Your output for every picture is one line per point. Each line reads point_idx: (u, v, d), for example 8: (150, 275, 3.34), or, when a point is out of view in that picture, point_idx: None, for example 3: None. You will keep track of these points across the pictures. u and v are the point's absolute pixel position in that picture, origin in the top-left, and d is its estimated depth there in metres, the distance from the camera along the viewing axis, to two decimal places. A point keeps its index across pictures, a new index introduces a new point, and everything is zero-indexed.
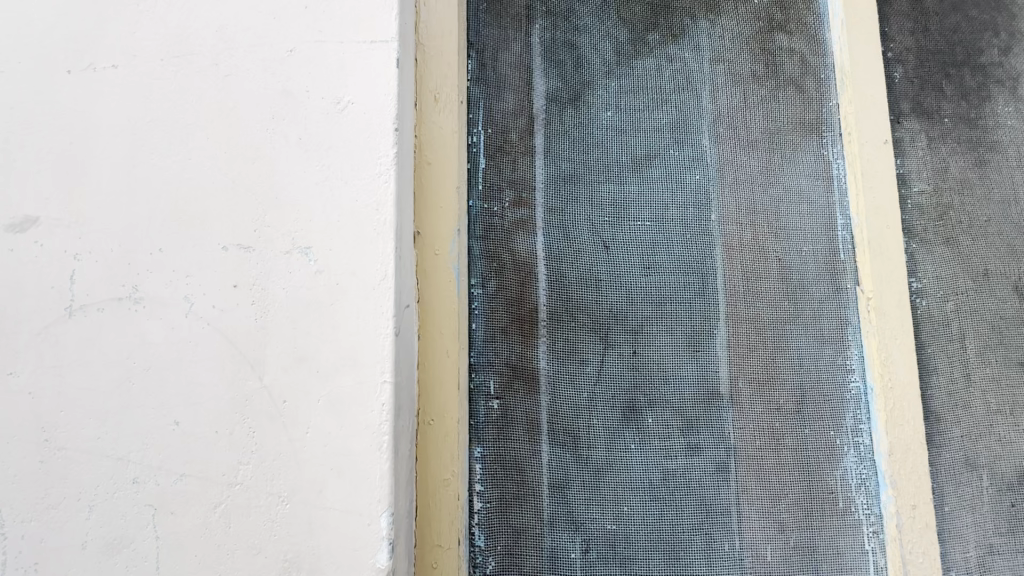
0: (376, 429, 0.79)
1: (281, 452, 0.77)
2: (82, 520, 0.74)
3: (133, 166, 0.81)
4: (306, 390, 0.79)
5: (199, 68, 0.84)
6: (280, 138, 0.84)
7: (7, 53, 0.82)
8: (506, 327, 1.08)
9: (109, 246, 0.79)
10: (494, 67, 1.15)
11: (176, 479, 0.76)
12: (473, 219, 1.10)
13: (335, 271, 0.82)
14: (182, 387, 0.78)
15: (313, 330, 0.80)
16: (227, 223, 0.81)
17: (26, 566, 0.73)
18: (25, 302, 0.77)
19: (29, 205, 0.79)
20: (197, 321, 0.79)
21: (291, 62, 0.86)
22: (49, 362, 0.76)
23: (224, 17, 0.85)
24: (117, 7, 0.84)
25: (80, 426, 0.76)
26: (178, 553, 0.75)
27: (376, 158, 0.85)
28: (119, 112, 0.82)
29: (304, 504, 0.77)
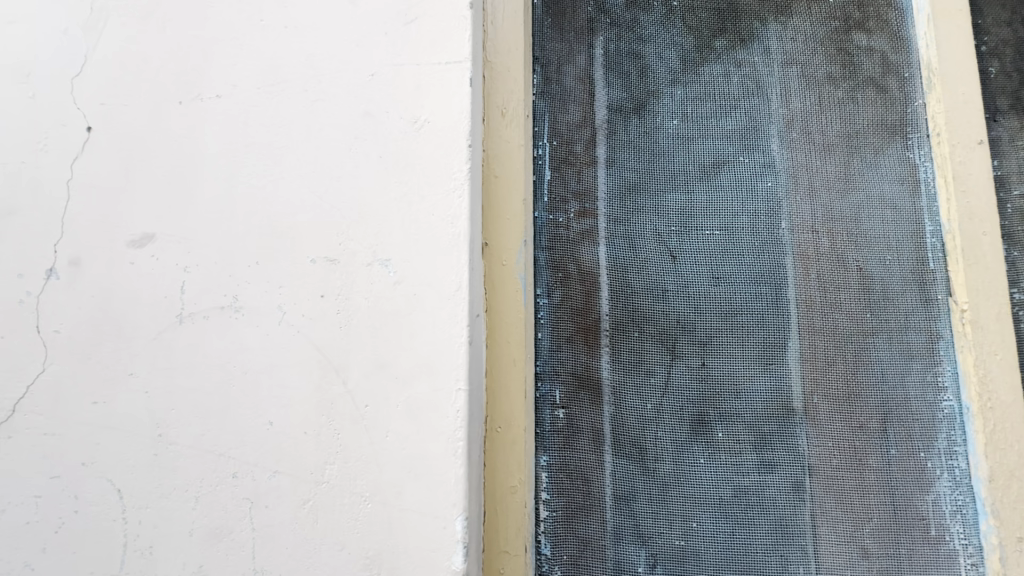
0: (451, 435, 0.82)
1: (363, 453, 0.82)
2: (189, 510, 0.81)
3: (233, 186, 0.89)
4: (386, 395, 0.83)
5: (291, 95, 0.91)
6: (362, 157, 0.89)
7: (126, 86, 0.92)
8: (571, 336, 1.09)
9: (213, 260, 0.87)
10: (559, 79, 1.17)
11: (270, 475, 0.81)
12: (539, 230, 1.11)
13: (413, 282, 0.86)
14: (275, 390, 0.84)
15: (392, 338, 0.85)
16: (315, 237, 0.87)
17: (142, 550, 0.80)
18: (142, 309, 0.86)
19: (146, 223, 0.88)
20: (288, 328, 0.85)
21: (373, 85, 0.91)
22: (162, 364, 0.84)
23: (312, 46, 0.92)
24: (221, 43, 0.93)
25: (187, 424, 0.83)
26: (272, 545, 0.80)
27: (451, 173, 0.89)
28: (222, 137, 0.90)
29: (384, 504, 0.81)
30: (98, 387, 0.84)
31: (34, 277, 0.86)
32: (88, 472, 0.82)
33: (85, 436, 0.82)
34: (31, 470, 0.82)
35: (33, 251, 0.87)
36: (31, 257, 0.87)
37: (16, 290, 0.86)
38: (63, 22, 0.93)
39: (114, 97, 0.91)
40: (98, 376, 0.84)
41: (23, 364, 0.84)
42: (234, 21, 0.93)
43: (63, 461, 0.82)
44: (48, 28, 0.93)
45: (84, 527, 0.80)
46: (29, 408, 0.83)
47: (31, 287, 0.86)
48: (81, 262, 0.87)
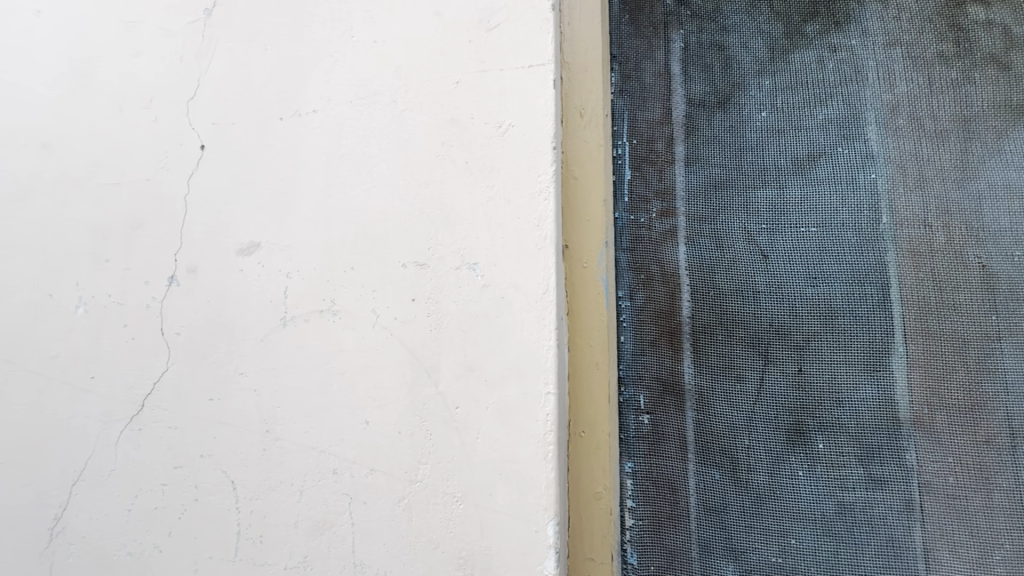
0: (541, 438, 0.82)
1: (455, 454, 0.83)
2: (294, 503, 0.85)
3: (330, 195, 0.93)
4: (476, 397, 0.84)
5: (381, 106, 0.94)
6: (448, 163, 0.91)
7: (234, 105, 0.99)
8: (655, 340, 1.06)
9: (313, 266, 0.91)
10: (638, 77, 1.14)
11: (367, 473, 0.85)
12: (620, 231, 1.09)
13: (500, 285, 0.86)
14: (370, 391, 0.87)
15: (481, 341, 0.86)
16: (405, 243, 0.90)
17: (253, 538, 0.86)
18: (251, 313, 0.92)
19: (253, 232, 0.94)
20: (382, 331, 0.88)
21: (458, 92, 0.93)
22: (268, 364, 0.90)
23: (400, 58, 0.95)
24: (316, 60, 0.98)
25: (292, 421, 0.88)
26: (369, 540, 0.83)
27: (536, 176, 0.89)
28: (320, 149, 0.95)
29: (476, 505, 0.82)
30: (214, 384, 0.90)
31: (159, 284, 0.95)
32: (207, 463, 0.88)
33: (203, 430, 0.89)
34: (159, 460, 0.89)
35: (158, 260, 0.95)
36: (156, 266, 0.95)
37: (145, 295, 0.95)
38: (179, 51, 1.02)
39: (224, 117, 0.99)
40: (213, 374, 0.91)
41: (150, 363, 0.92)
42: (328, 39, 0.98)
43: (185, 452, 0.89)
44: (167, 57, 1.02)
45: (203, 514, 0.87)
46: (156, 403, 0.91)
47: (156, 292, 0.94)
48: (197, 270, 0.94)
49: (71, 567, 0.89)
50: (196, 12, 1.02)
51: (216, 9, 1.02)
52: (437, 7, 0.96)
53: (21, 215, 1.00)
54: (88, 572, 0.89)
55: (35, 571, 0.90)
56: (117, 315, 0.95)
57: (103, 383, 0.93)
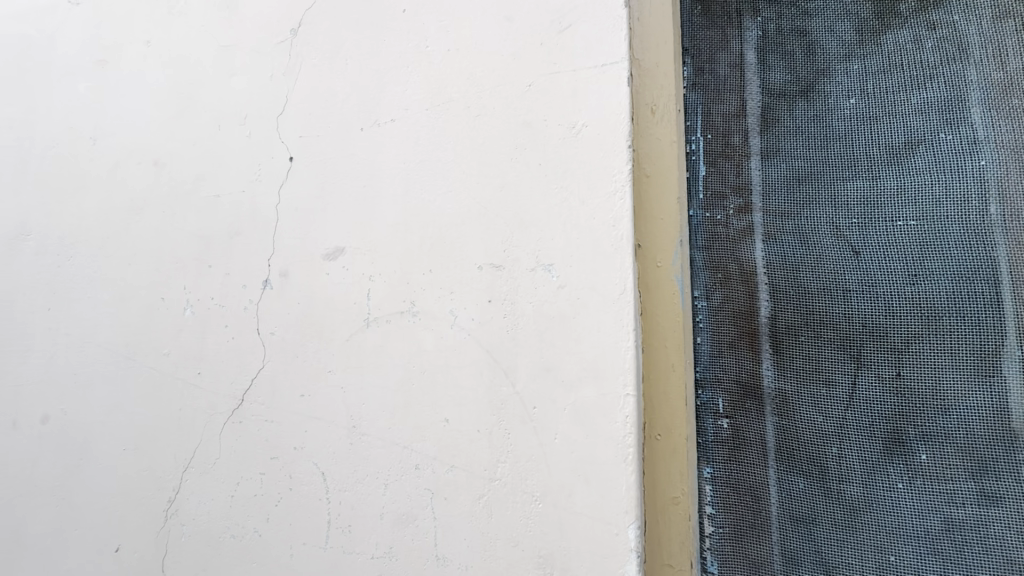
0: (621, 440, 0.81)
1: (533, 454, 0.84)
2: (379, 496, 0.89)
3: (408, 201, 0.97)
4: (553, 398, 0.85)
5: (455, 112, 0.97)
6: (522, 165, 0.92)
7: (319, 119, 1.05)
8: (734, 341, 1.02)
9: (394, 268, 0.95)
10: (712, 69, 1.11)
11: (448, 469, 0.87)
12: (695, 229, 1.06)
13: (576, 287, 0.86)
14: (450, 389, 0.89)
15: (558, 342, 0.86)
16: (481, 245, 0.92)
17: (343, 527, 0.90)
18: (337, 314, 0.97)
19: (338, 238, 0.99)
20: (460, 332, 0.90)
21: (530, 95, 0.94)
22: (354, 363, 0.94)
23: (473, 64, 0.98)
24: (393, 72, 1.02)
25: (376, 417, 0.92)
26: (451, 535, 0.85)
27: (611, 176, 0.88)
28: (398, 157, 0.99)
29: (554, 505, 0.82)
30: (305, 381, 0.96)
31: (255, 288, 1.02)
32: (300, 455, 0.94)
33: (296, 424, 0.95)
34: (257, 451, 0.96)
35: (254, 266, 1.03)
36: (252, 271, 1.03)
37: (243, 298, 1.02)
38: (269, 70, 1.09)
39: (310, 130, 1.05)
40: (304, 372, 0.97)
41: (248, 361, 1.00)
42: (404, 50, 1.02)
43: (280, 444, 0.95)
44: (258, 77, 1.10)
45: (297, 503, 0.93)
46: (254, 398, 0.98)
47: (252, 295, 1.02)
48: (288, 274, 1.01)
49: (183, 546, 0.98)
50: (283, 33, 1.09)
51: (301, 29, 1.09)
52: (508, 13, 0.97)
53: (137, 227, 1.11)
54: (198, 551, 0.97)
55: (153, 548, 0.99)
56: (219, 317, 1.03)
57: (208, 379, 1.01)
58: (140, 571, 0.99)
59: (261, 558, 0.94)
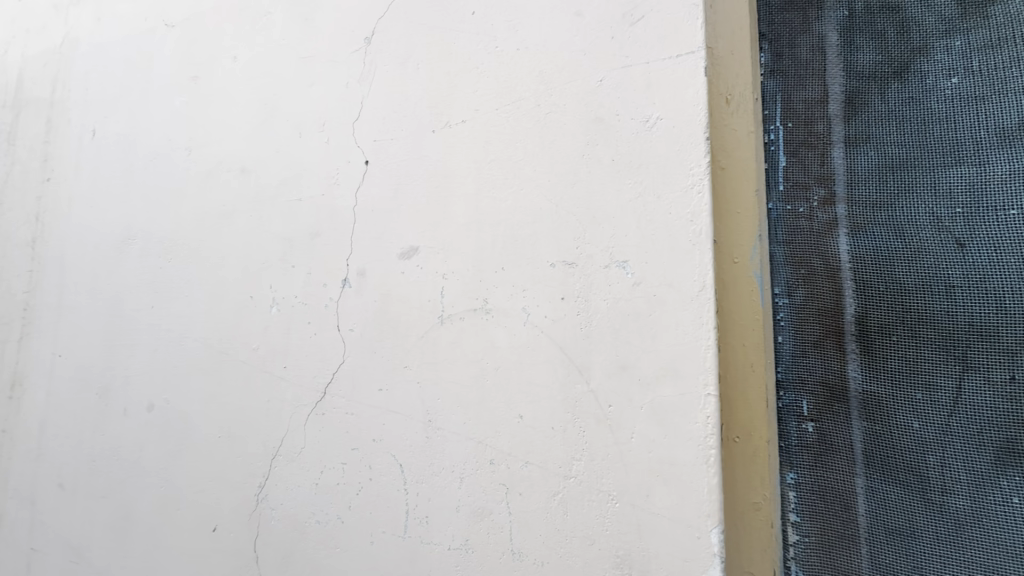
0: (701, 441, 0.79)
1: (609, 453, 0.83)
2: (455, 489, 0.91)
3: (479, 200, 0.98)
4: (629, 396, 0.83)
5: (526, 110, 0.97)
6: (595, 161, 0.91)
7: (392, 122, 1.08)
8: (820, 341, 0.97)
9: (466, 266, 0.97)
10: (793, 54, 1.05)
11: (523, 465, 0.88)
12: (775, 224, 1.02)
13: (652, 283, 0.85)
14: (523, 386, 0.90)
15: (633, 340, 0.85)
16: (554, 242, 0.92)
17: (420, 518, 0.93)
18: (412, 311, 1.00)
19: (411, 238, 1.02)
20: (533, 329, 0.91)
21: (602, 90, 0.93)
22: (428, 358, 0.97)
23: (543, 62, 0.98)
24: (463, 73, 1.03)
25: (451, 412, 0.94)
26: (526, 530, 0.86)
27: (688, 169, 0.86)
28: (468, 157, 1.00)
29: (632, 506, 0.81)
30: (382, 376, 1.00)
31: (334, 286, 1.07)
32: (379, 446, 0.98)
33: (374, 416, 0.99)
34: (339, 441, 1.01)
35: (333, 265, 1.08)
36: (332, 270, 1.08)
37: (323, 296, 1.07)
38: (345, 79, 1.14)
39: (384, 134, 1.08)
40: (382, 367, 1.00)
41: (329, 356, 1.05)
42: (474, 52, 1.03)
43: (359, 436, 1.00)
44: (334, 85, 1.15)
45: (376, 493, 0.97)
46: (335, 391, 1.03)
47: (332, 293, 1.07)
48: (365, 273, 1.05)
49: (272, 529, 1.04)
50: (358, 42, 1.14)
51: (374, 37, 1.13)
52: (578, 8, 0.97)
53: (227, 230, 1.19)
54: (286, 534, 1.03)
55: (245, 530, 1.06)
56: (302, 314, 1.09)
57: (293, 373, 1.07)
58: (234, 550, 1.07)
59: (343, 544, 0.98)
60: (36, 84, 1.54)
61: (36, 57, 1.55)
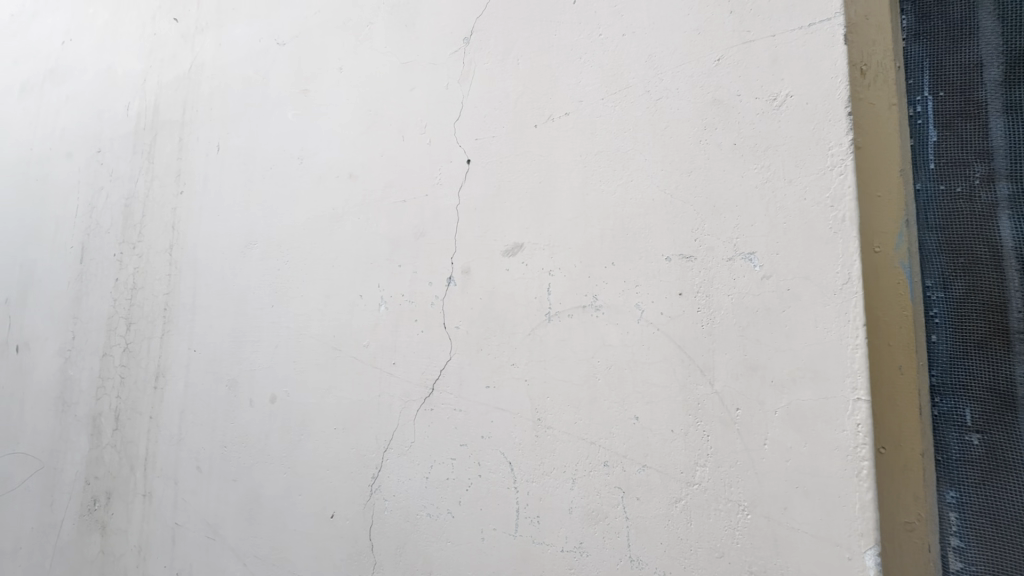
0: (850, 452, 0.71)
1: (739, 460, 0.77)
2: (568, 490, 0.89)
3: (586, 193, 0.95)
4: (761, 400, 0.77)
5: (634, 98, 0.93)
6: (714, 147, 0.86)
7: (492, 119, 1.08)
8: (986, 340, 0.83)
9: (574, 262, 0.94)
10: (943, 11, 0.91)
11: (640, 468, 0.84)
12: (925, 206, 0.89)
13: (786, 277, 0.78)
14: (639, 386, 0.86)
15: (764, 338, 0.78)
16: (670, 235, 0.87)
17: (532, 517, 0.92)
18: (518, 309, 0.99)
19: (515, 234, 1.01)
20: (648, 327, 0.86)
21: (719, 70, 0.87)
22: (537, 356, 0.95)
23: (652, 46, 0.93)
24: (565, 64, 1.01)
25: (561, 411, 0.92)
26: (645, 537, 0.82)
27: (826, 149, 0.77)
28: (573, 150, 0.97)
29: (767, 518, 0.75)
30: (490, 373, 1.00)
31: (440, 284, 1.08)
32: (487, 444, 0.98)
33: (482, 413, 0.99)
34: (447, 437, 1.02)
35: (438, 263, 1.10)
36: (437, 268, 1.09)
37: (429, 294, 1.10)
38: (445, 80, 1.16)
39: (485, 132, 1.08)
40: (489, 365, 1.00)
41: (436, 353, 1.07)
42: (577, 42, 1.01)
43: (468, 433, 1.00)
44: (435, 86, 1.17)
45: (486, 490, 0.97)
46: (442, 387, 1.04)
47: (438, 291, 1.09)
48: (470, 271, 1.05)
49: (386, 519, 1.08)
50: (457, 42, 1.15)
51: (473, 36, 1.13)
52: None
53: (338, 233, 1.26)
54: (399, 525, 1.06)
55: (361, 518, 1.11)
56: (409, 312, 1.12)
57: (402, 369, 1.10)
58: (350, 537, 1.12)
59: (455, 539, 0.99)
60: (170, 107, 1.72)
61: (168, 83, 1.74)
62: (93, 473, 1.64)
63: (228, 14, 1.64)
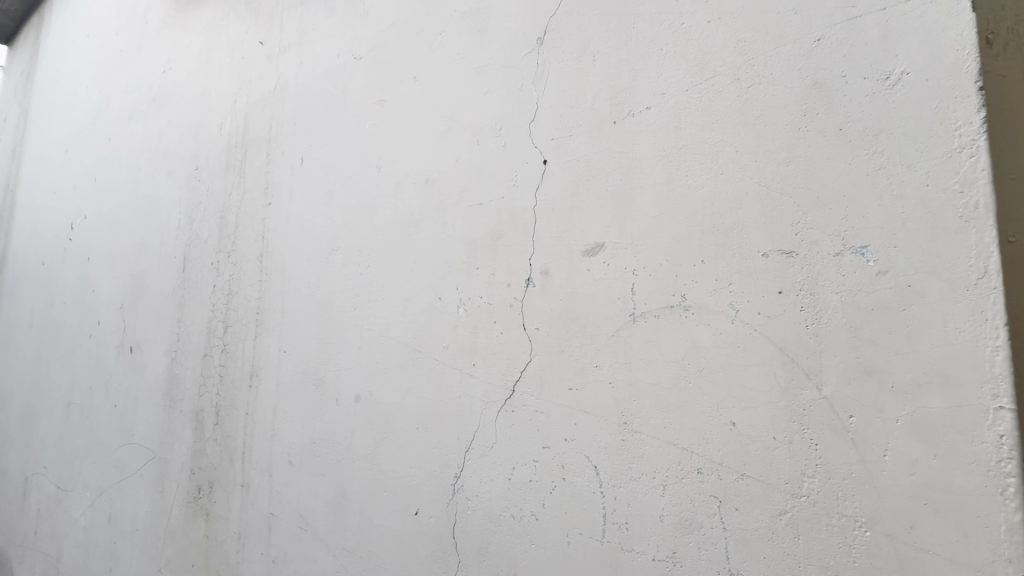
0: (993, 467, 0.63)
1: (854, 472, 0.71)
2: (658, 497, 0.86)
3: (671, 189, 0.92)
4: (879, 407, 0.71)
5: (723, 87, 0.89)
6: (816, 134, 0.80)
7: (569, 118, 1.07)
8: None
9: (660, 261, 0.91)
10: None
11: (738, 477, 0.79)
12: None
13: (906, 272, 0.71)
14: (735, 390, 0.81)
15: (880, 339, 0.72)
16: (766, 230, 0.82)
17: (620, 523, 0.90)
18: (601, 310, 0.97)
19: (595, 234, 0.99)
20: (743, 327, 0.82)
21: (820, 51, 0.81)
22: (622, 359, 0.93)
23: (742, 31, 0.88)
24: (645, 57, 0.98)
25: (649, 415, 0.88)
26: (746, 550, 0.78)
27: (952, 130, 0.70)
28: (656, 145, 0.94)
29: (889, 536, 0.68)
30: (572, 375, 0.98)
31: (519, 286, 1.08)
32: (571, 447, 0.97)
33: (565, 416, 0.98)
34: (530, 439, 1.02)
35: (516, 265, 1.10)
36: (515, 270, 1.10)
37: (508, 296, 1.10)
38: (519, 81, 1.16)
39: (561, 132, 1.07)
40: (571, 366, 0.99)
41: (516, 354, 1.07)
42: (657, 33, 0.97)
43: (551, 435, 1.00)
44: (509, 88, 1.17)
45: (571, 493, 0.96)
46: (523, 389, 1.04)
47: (517, 293, 1.09)
48: (549, 272, 1.04)
49: (469, 519, 1.09)
50: (531, 43, 1.15)
51: (547, 35, 1.13)
52: None
53: (416, 237, 1.29)
54: (482, 525, 1.07)
55: (444, 516, 1.13)
56: (488, 314, 1.12)
57: (482, 370, 1.11)
58: (434, 535, 1.14)
59: (539, 541, 0.99)
60: (258, 125, 1.84)
61: (256, 102, 1.86)
62: (197, 464, 1.79)
63: (308, 33, 1.74)
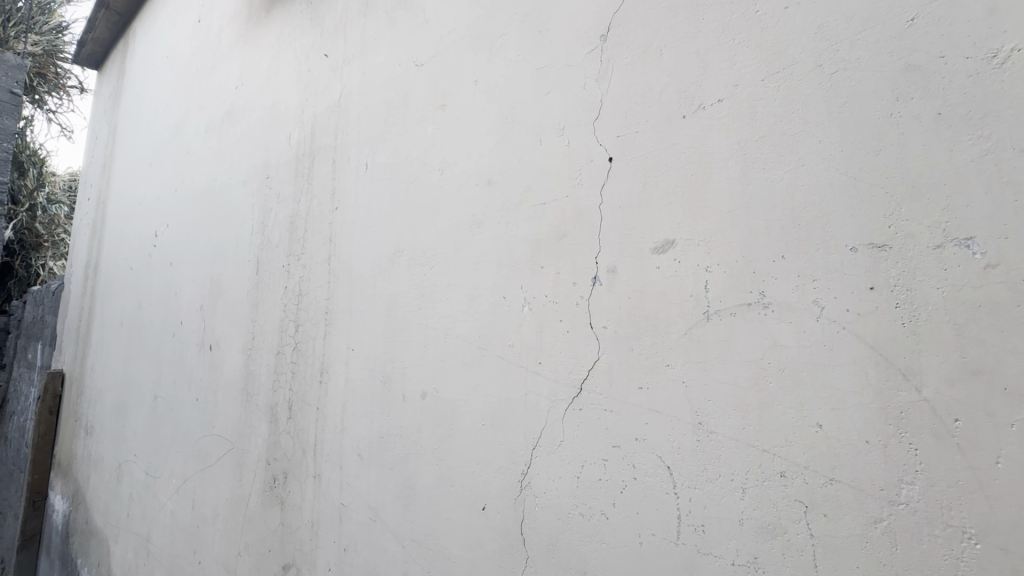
0: None
1: (961, 479, 0.67)
2: (737, 500, 0.84)
3: (747, 183, 0.89)
4: (989, 410, 0.66)
5: (803, 75, 0.85)
6: (910, 120, 0.75)
7: (635, 114, 1.05)
8: None
9: (735, 257, 0.89)
10: None
11: (826, 482, 0.76)
12: None
13: (1019, 265, 0.66)
14: (821, 390, 0.78)
15: (990, 338, 0.67)
16: (855, 223, 0.78)
17: (695, 525, 0.88)
18: (672, 308, 0.95)
19: (665, 231, 0.98)
20: (830, 325, 0.78)
21: (914, 32, 0.76)
22: (695, 357, 0.91)
23: (823, 16, 0.85)
24: (716, 48, 0.96)
25: (726, 415, 0.86)
26: (837, 558, 0.74)
27: None
28: (729, 138, 0.92)
29: (1003, 550, 0.63)
30: (642, 374, 0.97)
31: (584, 285, 1.08)
32: (642, 446, 0.96)
33: (636, 415, 0.97)
34: (598, 437, 1.02)
35: (582, 264, 1.10)
36: (581, 269, 1.10)
37: (574, 294, 1.10)
38: (581, 79, 1.16)
39: (627, 128, 1.06)
40: (641, 365, 0.98)
41: (583, 353, 1.07)
42: (728, 23, 0.95)
43: (621, 434, 0.99)
44: (572, 86, 1.17)
45: (643, 493, 0.95)
46: (591, 387, 1.04)
47: (583, 291, 1.08)
48: (616, 270, 1.04)
49: (537, 515, 1.10)
50: (594, 40, 1.15)
51: (611, 32, 1.12)
52: None
53: (479, 238, 1.32)
54: (550, 522, 1.08)
55: (512, 512, 1.15)
56: (554, 312, 1.13)
57: (549, 368, 1.12)
58: (502, 530, 1.16)
59: (610, 540, 0.98)
60: (324, 133, 1.93)
61: (322, 112, 1.96)
62: (273, 455, 1.90)
63: (370, 44, 1.81)
